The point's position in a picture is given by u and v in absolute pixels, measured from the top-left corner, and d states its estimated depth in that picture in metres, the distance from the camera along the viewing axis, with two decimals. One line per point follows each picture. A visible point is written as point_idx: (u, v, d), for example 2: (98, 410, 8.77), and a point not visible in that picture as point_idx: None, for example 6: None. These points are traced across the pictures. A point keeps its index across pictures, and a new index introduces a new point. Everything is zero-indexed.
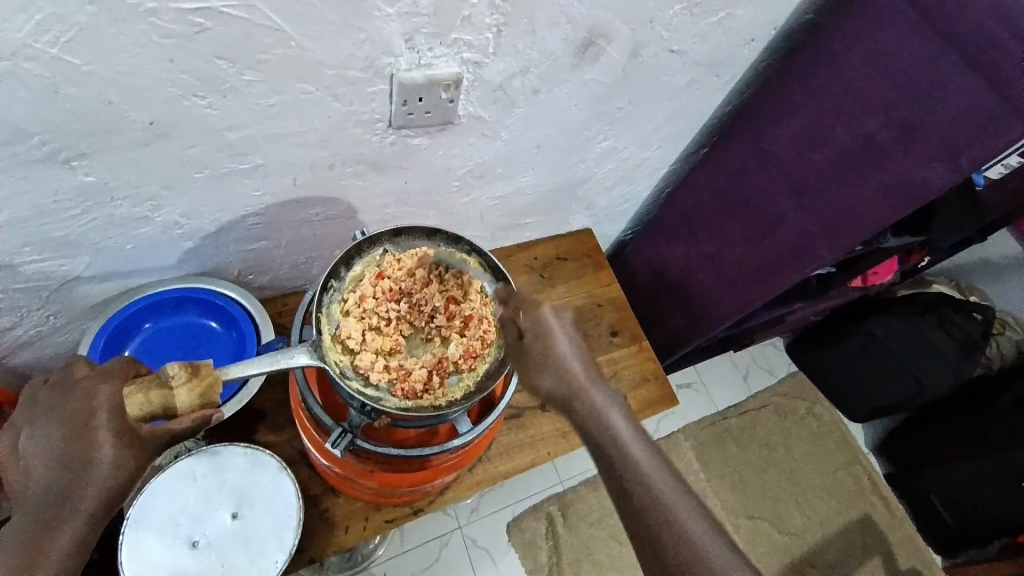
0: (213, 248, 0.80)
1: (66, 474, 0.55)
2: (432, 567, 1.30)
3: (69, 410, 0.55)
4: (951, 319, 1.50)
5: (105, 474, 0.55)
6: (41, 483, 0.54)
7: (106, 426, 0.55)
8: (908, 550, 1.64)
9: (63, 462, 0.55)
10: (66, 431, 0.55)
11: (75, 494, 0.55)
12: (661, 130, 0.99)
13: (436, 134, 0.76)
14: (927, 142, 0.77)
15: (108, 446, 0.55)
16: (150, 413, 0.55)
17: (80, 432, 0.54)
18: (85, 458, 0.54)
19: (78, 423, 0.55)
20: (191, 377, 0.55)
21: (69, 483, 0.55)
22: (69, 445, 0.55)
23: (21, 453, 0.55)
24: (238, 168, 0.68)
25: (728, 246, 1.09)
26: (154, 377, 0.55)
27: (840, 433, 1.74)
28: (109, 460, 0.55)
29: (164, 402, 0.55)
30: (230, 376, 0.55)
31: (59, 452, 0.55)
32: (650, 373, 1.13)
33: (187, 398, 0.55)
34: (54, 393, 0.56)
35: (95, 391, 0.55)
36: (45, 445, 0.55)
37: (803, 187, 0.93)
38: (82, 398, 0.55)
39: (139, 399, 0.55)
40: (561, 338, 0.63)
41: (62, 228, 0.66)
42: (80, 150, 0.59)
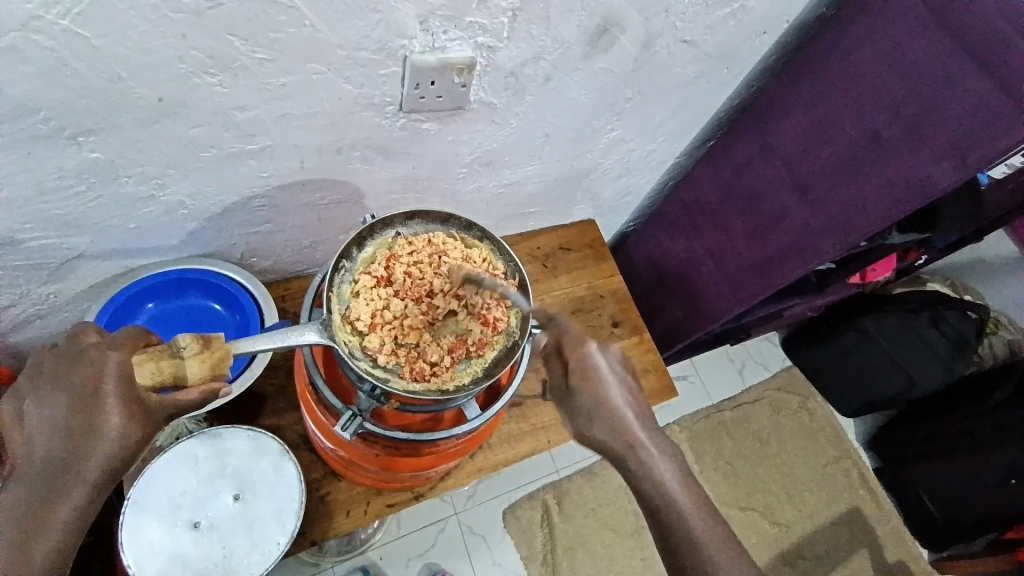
0: (217, 230, 0.79)
1: (70, 443, 0.55)
2: (427, 554, 1.31)
3: (74, 378, 0.55)
4: (945, 318, 1.52)
5: (109, 445, 0.55)
6: (45, 449, 0.55)
7: (111, 395, 0.55)
8: (896, 543, 1.68)
9: (68, 429, 0.55)
10: (72, 398, 0.55)
11: (77, 463, 0.55)
12: (667, 123, 0.99)
13: (446, 120, 0.76)
14: (935, 139, 0.77)
15: (115, 412, 0.55)
16: (160, 382, 0.55)
17: (85, 400, 0.54)
18: (88, 427, 0.54)
19: (82, 392, 0.55)
20: (202, 349, 0.54)
21: (72, 451, 0.55)
22: (74, 413, 0.55)
23: (29, 418, 0.56)
24: (246, 149, 0.68)
25: (731, 240, 1.09)
26: (166, 346, 0.55)
27: (832, 428, 1.77)
28: (115, 427, 0.54)
29: (174, 372, 0.54)
30: (241, 350, 0.55)
31: (62, 420, 0.55)
32: (650, 365, 1.13)
33: (197, 371, 0.54)
34: (63, 360, 0.56)
35: (104, 358, 0.55)
36: (50, 413, 0.55)
37: (808, 181, 0.93)
38: (91, 365, 0.55)
39: (150, 368, 0.54)
40: (609, 384, 0.65)
41: (66, 205, 0.65)
42: (87, 127, 0.58)
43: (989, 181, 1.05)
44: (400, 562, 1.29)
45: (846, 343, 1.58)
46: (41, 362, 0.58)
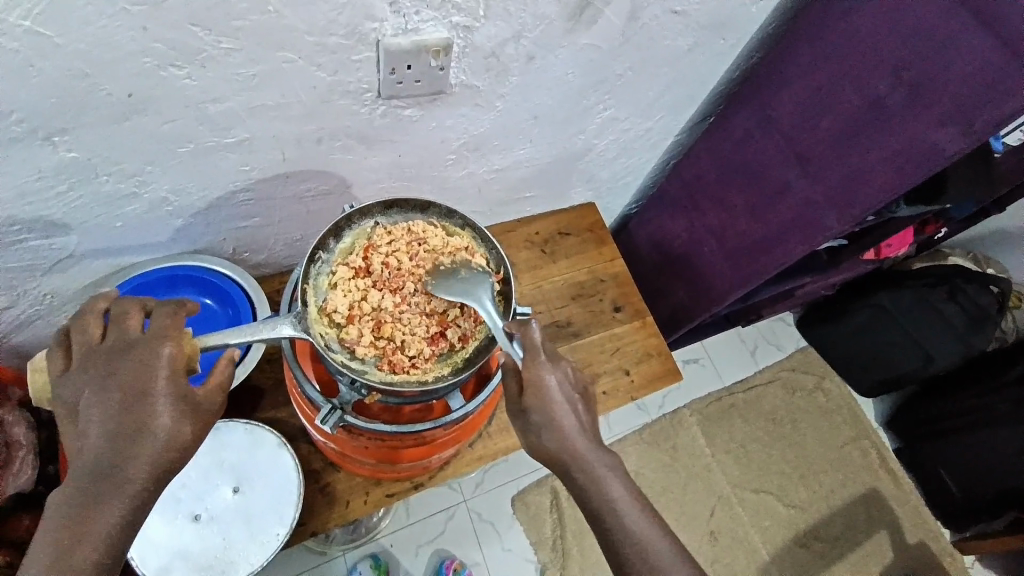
0: (205, 225, 0.79)
1: (120, 442, 0.52)
2: (437, 540, 1.33)
3: (122, 376, 0.53)
4: (963, 290, 1.45)
5: (159, 448, 0.53)
6: (96, 448, 0.52)
7: (162, 395, 0.53)
8: (916, 523, 1.65)
9: (120, 426, 0.52)
10: (120, 398, 0.53)
11: (124, 464, 0.52)
12: (661, 99, 0.95)
13: (427, 105, 0.74)
14: (938, 104, 0.73)
15: (168, 412, 0.53)
16: None
17: (137, 398, 0.53)
18: (137, 428, 0.52)
19: (135, 387, 0.53)
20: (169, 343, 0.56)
21: (123, 450, 0.52)
22: (128, 408, 0.53)
23: (83, 411, 0.53)
24: (224, 142, 0.67)
25: (733, 218, 1.06)
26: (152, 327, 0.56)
27: (847, 409, 1.73)
28: (166, 429, 0.53)
29: None
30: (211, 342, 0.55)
31: (117, 414, 0.52)
32: (652, 349, 1.12)
33: None
34: (109, 356, 0.54)
35: (154, 351, 0.54)
36: (95, 410, 0.53)
37: (809, 154, 0.89)
38: (142, 361, 0.54)
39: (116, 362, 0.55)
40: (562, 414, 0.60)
41: (50, 206, 0.66)
42: (59, 126, 0.58)
43: (1004, 149, 1.00)
44: (409, 548, 1.31)
45: (862, 319, 1.54)
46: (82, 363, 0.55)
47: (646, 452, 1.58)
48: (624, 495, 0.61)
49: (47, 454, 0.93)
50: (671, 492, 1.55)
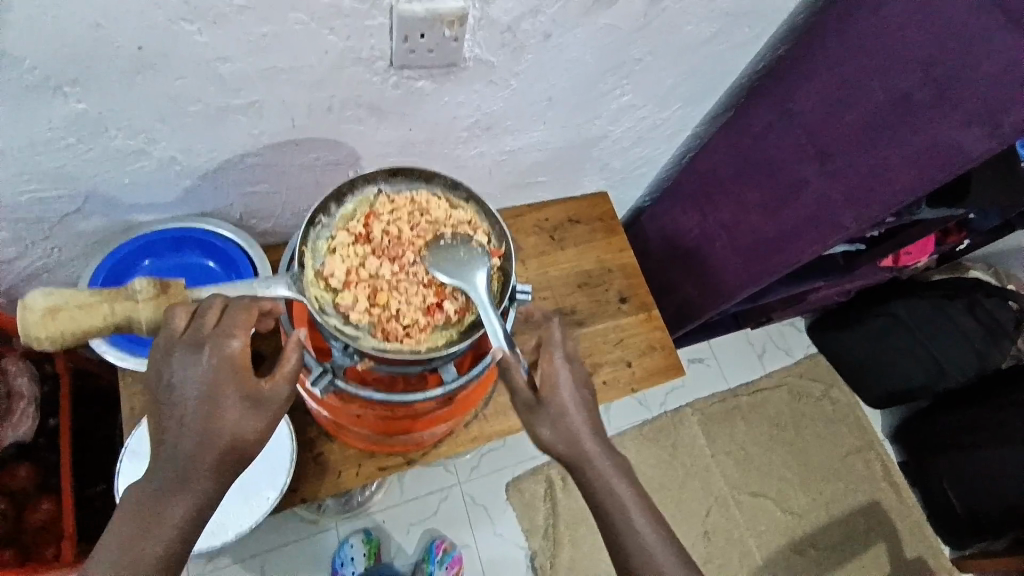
0: (213, 188, 0.80)
1: (197, 434, 0.53)
2: (430, 520, 1.34)
3: (195, 374, 0.54)
4: (982, 305, 1.42)
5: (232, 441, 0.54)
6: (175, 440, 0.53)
7: (234, 394, 0.54)
8: (917, 539, 1.63)
9: (197, 419, 0.53)
10: (197, 392, 0.53)
11: (201, 455, 0.53)
12: (681, 88, 0.93)
13: (440, 78, 0.73)
14: (966, 103, 0.71)
15: (243, 411, 0.55)
16: (114, 325, 0.56)
17: (214, 393, 0.53)
18: (212, 426, 0.53)
19: (211, 383, 0.54)
20: (158, 293, 0.57)
21: (201, 443, 0.53)
22: (207, 404, 0.53)
23: (163, 403, 0.54)
24: (234, 104, 0.67)
25: (747, 214, 1.03)
26: (218, 320, 0.55)
27: (853, 418, 1.70)
28: (240, 426, 0.55)
29: (127, 316, 0.56)
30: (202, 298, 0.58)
31: (194, 409, 0.53)
32: (656, 342, 1.10)
33: (150, 314, 0.57)
34: (180, 351, 0.54)
35: (224, 349, 0.54)
36: (170, 405, 0.54)
37: (828, 151, 0.86)
38: (212, 359, 0.54)
39: (103, 310, 0.56)
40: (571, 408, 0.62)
41: (61, 157, 0.66)
42: (73, 77, 0.58)
43: None
44: (401, 526, 1.32)
45: (875, 328, 1.51)
46: (157, 354, 0.55)
47: (644, 448, 1.57)
48: (612, 481, 0.60)
49: (50, 406, 0.96)
50: (667, 489, 1.54)
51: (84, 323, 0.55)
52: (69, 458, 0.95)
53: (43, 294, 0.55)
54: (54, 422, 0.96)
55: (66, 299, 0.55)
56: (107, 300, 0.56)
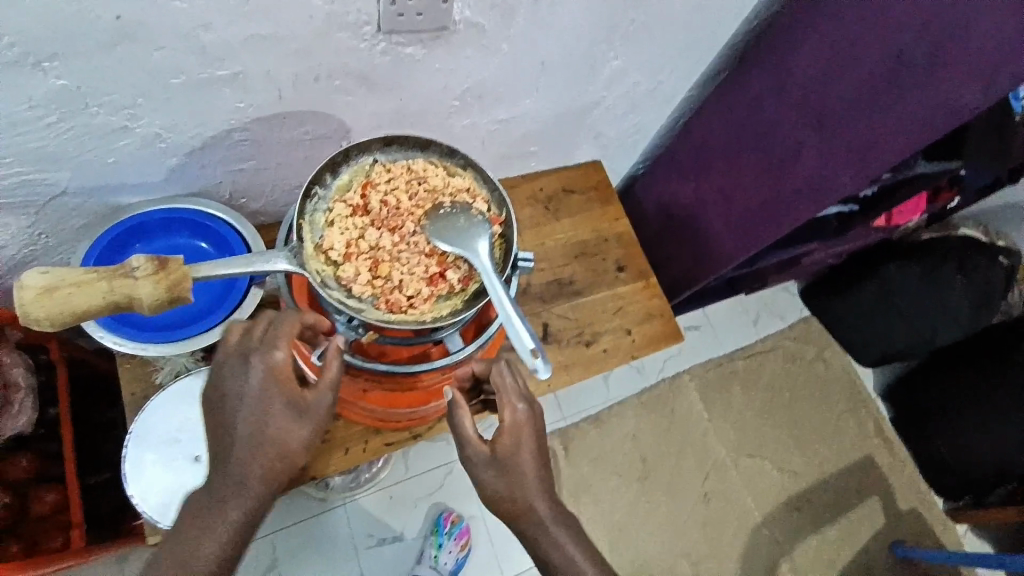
0: (200, 166, 0.78)
1: (251, 443, 0.58)
2: (436, 494, 1.35)
3: (245, 381, 0.59)
4: (975, 265, 1.44)
5: (279, 443, 0.59)
6: (233, 448, 0.58)
7: (279, 399, 0.59)
8: (908, 492, 1.68)
9: (253, 429, 0.58)
10: (251, 405, 0.58)
11: (255, 460, 0.58)
12: (676, 48, 0.91)
13: (431, 44, 0.71)
14: (962, 59, 0.70)
15: (288, 414, 0.59)
16: (114, 304, 0.55)
17: (263, 403, 0.58)
18: (262, 428, 0.58)
19: (259, 395, 0.58)
20: (157, 270, 0.55)
21: (255, 450, 0.58)
22: (259, 414, 0.58)
23: (221, 415, 0.60)
24: (218, 76, 0.64)
25: (743, 180, 1.03)
26: (264, 332, 0.60)
27: (847, 379, 1.73)
28: (285, 428, 0.59)
29: (128, 294, 0.54)
30: (199, 273, 0.54)
31: (249, 419, 0.58)
32: (655, 310, 1.11)
33: (151, 291, 0.55)
34: (235, 362, 0.60)
35: (268, 358, 0.59)
36: (227, 411, 0.59)
37: (826, 112, 0.85)
38: (258, 368, 0.59)
39: (101, 288, 0.54)
40: None
41: (41, 137, 0.64)
42: (51, 51, 0.55)
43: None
44: (408, 501, 1.33)
45: (870, 292, 1.53)
46: (220, 367, 0.61)
47: (644, 416, 1.58)
48: None
49: (47, 397, 0.94)
50: (667, 455, 1.56)
51: (83, 302, 0.54)
52: (70, 447, 0.94)
53: (39, 273, 0.53)
54: (53, 411, 0.95)
55: (63, 278, 0.54)
56: (106, 277, 0.55)
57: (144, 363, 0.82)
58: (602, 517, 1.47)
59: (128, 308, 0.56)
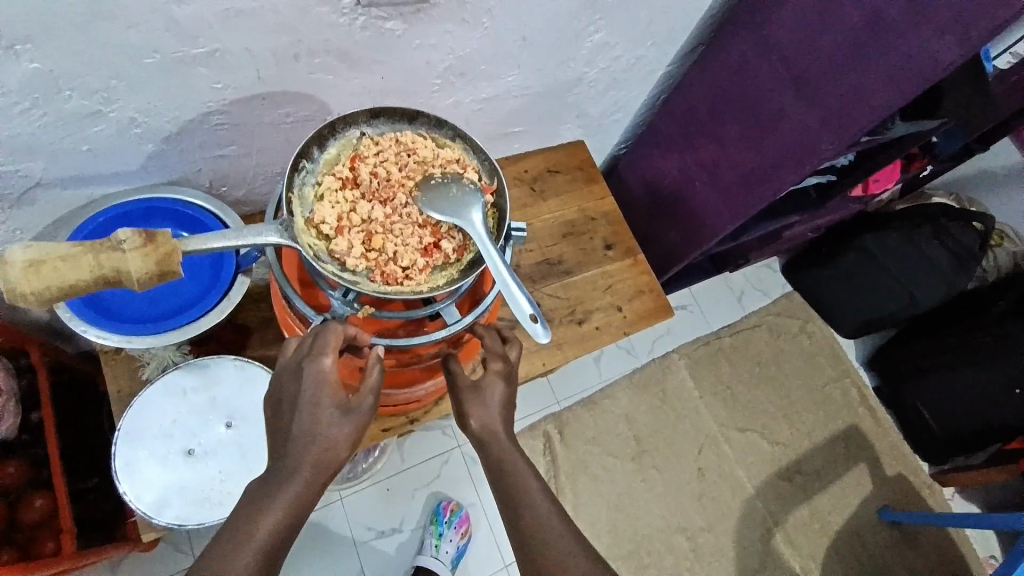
0: (179, 153, 0.75)
1: (296, 450, 0.54)
2: (434, 483, 1.34)
3: (296, 389, 0.56)
4: (947, 230, 1.47)
5: (328, 449, 0.55)
6: (280, 458, 0.54)
7: (328, 403, 0.55)
8: (895, 457, 1.72)
9: (302, 435, 0.54)
10: (302, 411, 0.55)
11: (297, 468, 0.53)
12: (656, 21, 0.91)
13: (411, 18, 0.70)
14: (939, 13, 0.71)
15: (339, 418, 0.56)
16: (102, 277, 0.53)
17: (311, 407, 0.55)
18: (312, 435, 0.54)
19: (309, 399, 0.55)
20: (147, 243, 0.53)
21: (301, 457, 0.54)
22: (307, 419, 0.55)
23: (274, 425, 0.56)
24: (194, 54, 0.62)
25: (726, 149, 1.04)
26: (312, 341, 0.58)
27: (831, 350, 1.77)
28: (337, 433, 0.55)
29: (116, 267, 0.53)
30: (190, 247, 0.53)
31: (297, 426, 0.55)
32: (644, 286, 1.11)
33: (142, 264, 0.53)
34: (289, 373, 0.57)
35: (317, 364, 0.56)
36: (279, 423, 0.56)
37: (806, 76, 0.87)
38: (308, 375, 0.56)
39: (88, 261, 0.52)
40: None
41: (11, 125, 0.61)
42: (23, 34, 0.53)
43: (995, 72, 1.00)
44: (405, 492, 1.32)
45: (849, 262, 1.56)
46: (276, 381, 0.59)
47: (636, 396, 1.59)
48: None
49: (29, 402, 0.91)
50: (661, 433, 1.58)
51: (69, 277, 0.52)
52: (57, 452, 0.92)
53: (22, 247, 0.51)
54: (36, 416, 0.92)
55: (47, 252, 0.52)
56: (91, 251, 0.52)
57: (129, 360, 0.82)
58: (600, 497, 1.48)
59: (116, 283, 0.54)
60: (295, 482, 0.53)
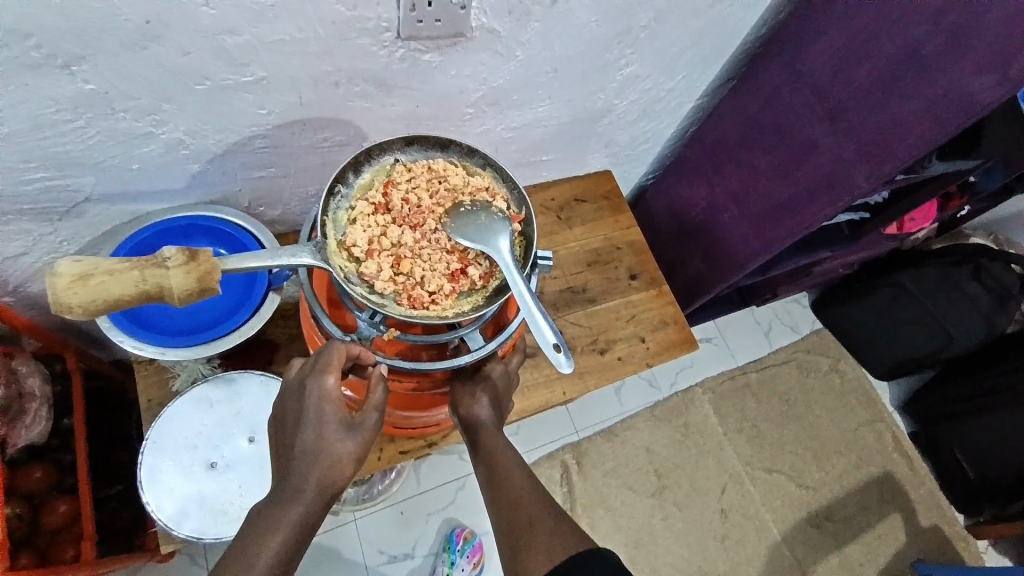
0: (220, 173, 0.79)
1: (304, 466, 0.55)
2: (448, 509, 1.33)
3: (301, 406, 0.57)
4: (988, 270, 1.42)
5: (332, 466, 0.56)
6: (288, 474, 0.55)
7: (332, 421, 0.57)
8: (931, 508, 1.63)
9: (309, 452, 0.56)
10: (307, 428, 0.56)
11: (307, 486, 0.55)
12: (687, 54, 0.92)
13: (447, 49, 0.72)
14: (978, 48, 0.70)
15: (343, 436, 0.57)
16: (145, 293, 0.55)
17: (316, 425, 0.56)
18: (317, 451, 0.56)
19: (314, 416, 0.57)
20: (189, 261, 0.55)
21: (310, 474, 0.55)
22: (314, 437, 0.56)
23: (281, 441, 0.58)
24: (240, 81, 0.66)
25: (756, 181, 1.03)
26: (315, 359, 0.59)
27: (863, 391, 1.70)
28: (341, 450, 0.57)
29: (160, 283, 0.55)
30: (228, 266, 0.55)
31: (304, 443, 0.56)
32: (669, 317, 1.10)
33: (184, 281, 0.55)
34: (293, 389, 0.59)
35: (320, 383, 0.57)
36: (285, 441, 0.57)
37: (840, 110, 0.86)
38: (311, 394, 0.57)
39: (134, 277, 0.54)
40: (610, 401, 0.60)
41: (66, 142, 0.65)
42: (81, 56, 0.56)
43: None
44: (419, 516, 1.31)
45: (882, 300, 1.52)
46: (280, 399, 0.60)
47: (657, 429, 1.56)
48: None
49: (61, 407, 0.94)
50: (682, 468, 1.54)
51: (114, 291, 0.54)
52: (85, 458, 0.93)
53: (72, 261, 0.53)
54: (67, 422, 0.94)
55: (94, 267, 0.54)
56: (137, 267, 0.55)
57: (160, 370, 0.84)
58: (617, 533, 1.44)
59: (158, 298, 0.56)
60: (299, 498, 0.55)
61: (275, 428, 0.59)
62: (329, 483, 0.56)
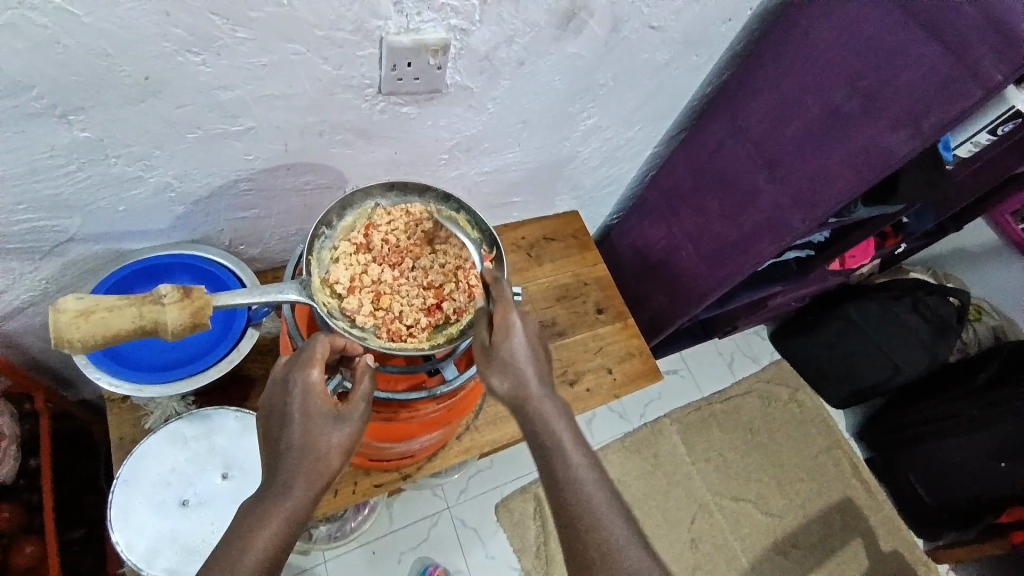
0: (204, 215, 0.82)
1: (295, 459, 0.56)
2: (422, 546, 1.32)
3: (286, 399, 0.58)
4: (925, 303, 1.54)
5: (322, 457, 0.57)
6: (278, 470, 0.56)
7: (319, 412, 0.58)
8: (891, 534, 1.69)
9: (298, 445, 0.57)
10: (294, 421, 0.57)
11: (297, 481, 0.56)
12: (643, 109, 1.01)
13: (424, 103, 0.79)
14: (891, 108, 0.80)
15: (331, 426, 0.58)
16: (141, 327, 0.58)
17: (303, 417, 0.57)
18: (306, 442, 0.57)
19: (301, 410, 0.57)
20: (183, 297, 0.59)
21: (300, 466, 0.56)
22: (302, 430, 0.57)
23: (270, 438, 0.58)
24: (230, 130, 0.70)
25: (708, 223, 1.12)
26: (298, 353, 0.60)
27: (822, 419, 1.78)
28: (331, 441, 0.58)
29: (156, 318, 0.58)
30: (219, 302, 0.58)
31: (293, 437, 0.57)
32: (634, 349, 1.16)
33: (177, 317, 0.59)
34: (278, 385, 0.60)
35: (304, 375, 0.58)
36: (273, 437, 0.58)
37: (776, 160, 0.96)
38: (296, 387, 0.58)
39: (131, 312, 0.58)
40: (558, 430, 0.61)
41: (56, 185, 0.68)
42: (78, 106, 0.60)
43: (956, 160, 1.05)
44: (392, 556, 1.30)
45: (832, 332, 1.62)
46: (266, 397, 0.61)
47: (628, 460, 1.60)
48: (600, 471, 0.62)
49: (28, 448, 0.92)
50: (652, 499, 1.57)
51: (113, 325, 0.57)
52: (51, 500, 0.92)
53: (75, 298, 0.58)
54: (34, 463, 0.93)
55: (96, 303, 0.58)
56: (136, 303, 0.58)
57: (135, 408, 0.84)
58: None
59: (153, 332, 0.60)
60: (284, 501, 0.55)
61: (261, 428, 0.60)
62: (319, 476, 0.57)
